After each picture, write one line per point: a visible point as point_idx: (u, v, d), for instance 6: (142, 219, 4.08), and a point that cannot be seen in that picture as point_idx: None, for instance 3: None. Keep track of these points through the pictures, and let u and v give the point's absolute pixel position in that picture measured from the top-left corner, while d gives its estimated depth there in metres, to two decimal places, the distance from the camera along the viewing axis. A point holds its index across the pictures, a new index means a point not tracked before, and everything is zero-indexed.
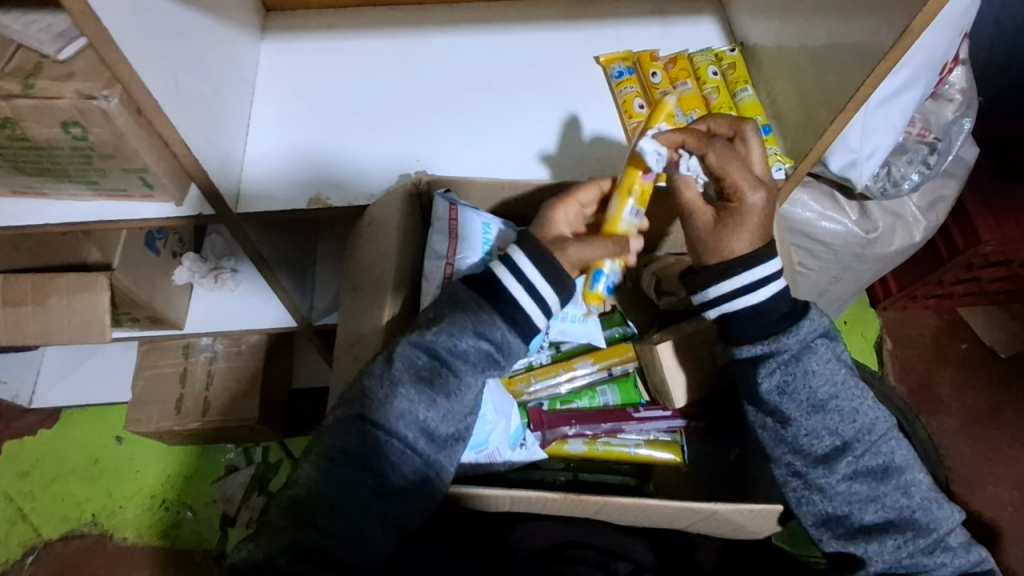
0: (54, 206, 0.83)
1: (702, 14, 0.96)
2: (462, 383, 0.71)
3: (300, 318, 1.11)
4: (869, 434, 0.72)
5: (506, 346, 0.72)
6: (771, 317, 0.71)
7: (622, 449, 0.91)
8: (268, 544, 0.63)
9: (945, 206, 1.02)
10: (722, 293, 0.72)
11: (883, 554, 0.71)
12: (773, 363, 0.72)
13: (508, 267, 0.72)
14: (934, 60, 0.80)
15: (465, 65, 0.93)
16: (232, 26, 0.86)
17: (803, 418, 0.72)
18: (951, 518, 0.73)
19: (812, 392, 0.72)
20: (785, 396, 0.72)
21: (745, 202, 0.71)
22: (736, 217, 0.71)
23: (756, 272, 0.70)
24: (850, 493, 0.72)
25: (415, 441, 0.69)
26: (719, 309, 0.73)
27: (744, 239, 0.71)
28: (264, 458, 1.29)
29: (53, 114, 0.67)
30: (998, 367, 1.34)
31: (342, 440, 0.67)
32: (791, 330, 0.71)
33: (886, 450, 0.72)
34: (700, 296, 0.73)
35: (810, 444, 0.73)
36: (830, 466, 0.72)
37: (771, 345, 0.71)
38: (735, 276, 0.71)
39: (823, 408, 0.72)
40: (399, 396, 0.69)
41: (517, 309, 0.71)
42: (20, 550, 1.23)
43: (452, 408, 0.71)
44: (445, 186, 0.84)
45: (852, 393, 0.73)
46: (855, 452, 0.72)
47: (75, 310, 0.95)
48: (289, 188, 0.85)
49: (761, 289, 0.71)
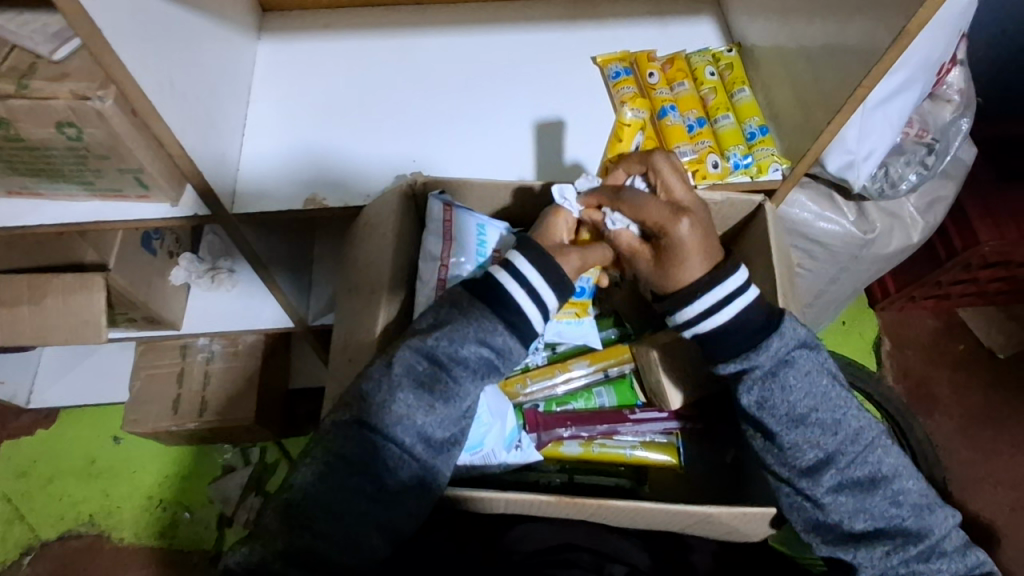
0: (49, 206, 0.83)
1: (700, 15, 0.96)
2: (462, 389, 0.71)
3: (297, 318, 1.11)
4: (854, 444, 0.72)
5: (506, 353, 0.73)
6: (752, 329, 0.72)
7: (617, 451, 0.90)
8: (264, 546, 0.63)
9: (943, 207, 1.02)
10: (691, 317, 0.73)
11: (875, 561, 0.70)
12: (748, 381, 0.72)
13: (509, 271, 0.73)
14: (931, 60, 0.79)
15: (463, 65, 0.93)
16: (229, 26, 0.85)
17: (784, 432, 0.72)
18: (945, 523, 0.72)
19: (791, 406, 0.71)
20: (765, 410, 0.72)
21: (668, 242, 0.73)
22: (667, 256, 0.74)
23: (704, 300, 0.72)
24: (838, 504, 0.71)
25: (413, 446, 0.69)
26: (694, 329, 0.74)
27: (684, 271, 0.73)
28: (261, 458, 1.29)
29: (48, 114, 0.67)
30: (996, 368, 1.33)
31: (340, 444, 0.67)
32: (763, 346, 0.71)
33: (873, 460, 0.72)
34: (673, 318, 0.75)
35: (794, 457, 0.72)
36: (815, 478, 0.71)
37: (745, 362, 0.72)
38: (688, 306, 0.73)
39: (804, 421, 0.71)
40: (399, 400, 0.68)
41: (518, 314, 0.73)
42: (17, 549, 1.23)
43: (451, 414, 0.71)
44: (439, 187, 0.83)
45: (833, 404, 0.72)
46: (840, 463, 0.71)
47: (71, 310, 0.95)
48: (285, 188, 0.84)
49: (731, 305, 0.72)
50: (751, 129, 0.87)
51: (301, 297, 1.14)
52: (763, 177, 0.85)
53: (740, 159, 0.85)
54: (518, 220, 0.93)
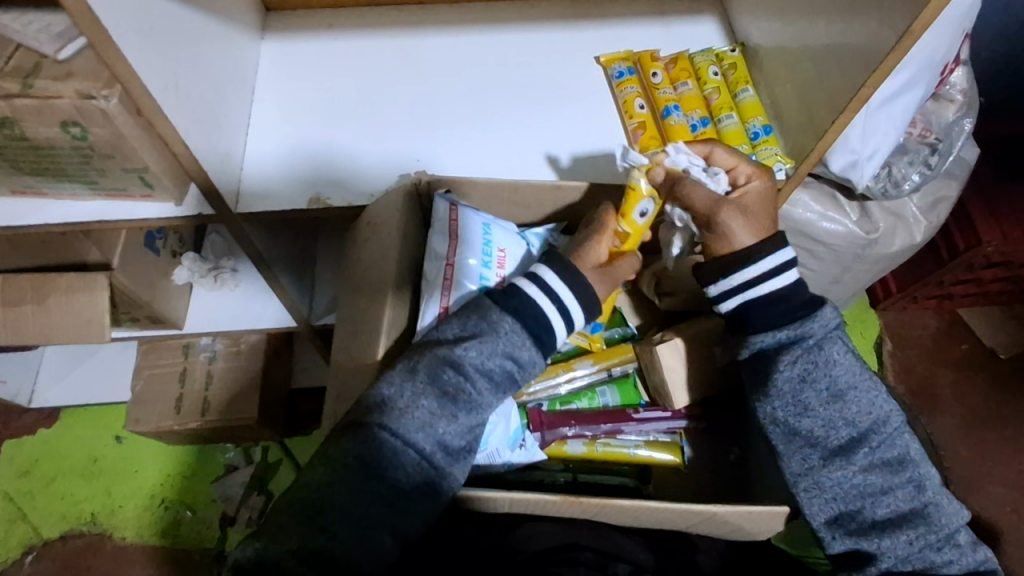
0: (53, 206, 0.83)
1: (703, 15, 0.96)
2: (483, 398, 0.72)
3: (300, 319, 1.12)
4: (884, 427, 0.73)
5: (528, 366, 0.74)
6: (793, 303, 0.73)
7: (622, 450, 0.91)
8: (276, 546, 0.62)
9: (946, 206, 1.02)
10: (748, 278, 0.72)
11: (896, 549, 0.71)
12: (796, 351, 0.73)
13: (536, 284, 0.74)
14: (935, 61, 0.79)
15: (465, 66, 0.92)
16: (232, 25, 0.85)
17: (822, 406, 0.73)
18: (960, 514, 0.73)
19: (833, 381, 0.73)
20: (806, 383, 0.73)
21: (753, 194, 0.74)
22: (745, 207, 0.73)
23: (777, 257, 0.73)
24: (866, 485, 0.72)
25: (431, 454, 0.69)
26: (741, 296, 0.74)
27: (755, 227, 0.73)
28: (263, 458, 1.29)
29: (53, 114, 0.67)
30: (998, 368, 1.34)
31: (357, 447, 0.67)
32: (814, 315, 0.73)
33: (901, 443, 0.74)
34: (720, 286, 0.74)
35: (827, 436, 0.73)
36: (848, 458, 0.72)
37: (795, 331, 0.73)
38: (757, 263, 0.72)
39: (842, 398, 0.73)
40: (422, 407, 0.69)
41: (547, 333, 0.74)
42: (19, 549, 1.23)
43: (470, 423, 0.71)
44: (445, 186, 0.84)
45: (867, 385, 0.74)
46: (872, 443, 0.73)
47: (74, 310, 0.95)
48: (289, 188, 0.84)
49: (785, 274, 0.73)
50: (755, 129, 0.87)
51: (304, 297, 1.15)
52: None
53: None
54: (521, 220, 0.93)
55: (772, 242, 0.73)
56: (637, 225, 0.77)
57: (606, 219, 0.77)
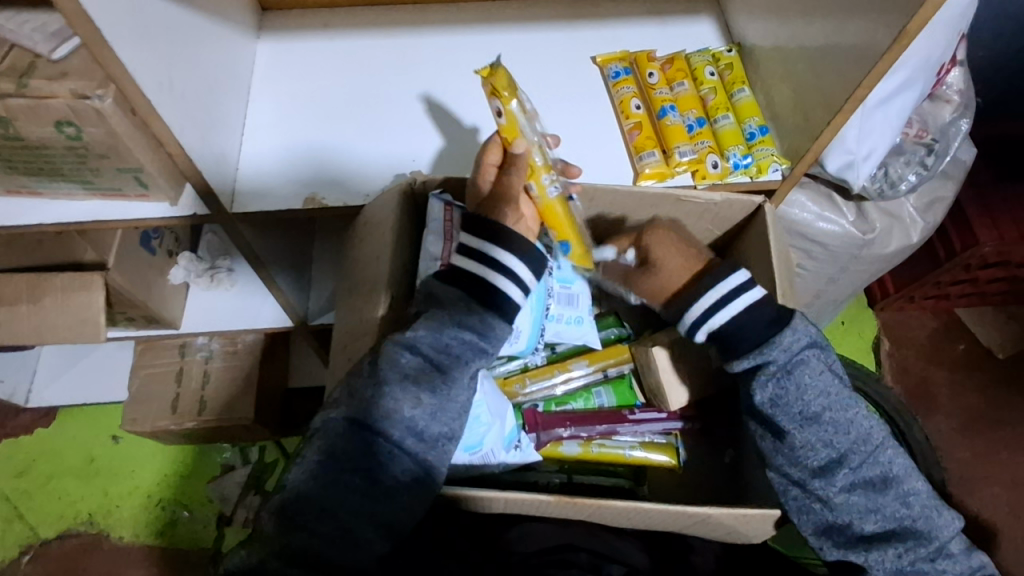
0: (47, 205, 0.82)
1: (700, 15, 0.96)
2: (448, 378, 0.71)
3: (296, 319, 1.11)
4: (865, 446, 0.72)
5: (489, 334, 0.73)
6: (758, 327, 0.72)
7: (616, 451, 0.90)
8: (262, 549, 0.65)
9: (943, 207, 1.02)
10: (704, 310, 0.74)
11: (884, 562, 0.71)
12: (763, 376, 0.72)
13: (503, 274, 0.73)
14: (931, 62, 0.79)
15: (459, 67, 0.92)
16: (227, 24, 0.85)
17: (798, 430, 0.72)
18: (950, 526, 0.73)
19: (805, 405, 0.72)
20: (778, 408, 0.72)
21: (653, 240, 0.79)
22: (654, 260, 0.78)
23: (726, 285, 0.74)
24: (849, 504, 0.71)
25: (403, 440, 0.69)
26: (707, 326, 0.74)
27: (674, 272, 0.77)
28: (259, 458, 1.29)
29: (47, 114, 0.67)
30: (994, 368, 1.34)
31: (329, 443, 0.68)
32: (774, 342, 0.72)
33: (884, 460, 0.72)
34: (686, 319, 0.75)
35: (806, 457, 0.72)
36: (828, 478, 0.71)
37: (758, 358, 0.72)
38: (709, 294, 0.74)
39: (817, 419, 0.72)
40: (385, 394, 0.69)
41: (508, 304, 0.73)
42: (15, 549, 1.23)
43: (439, 405, 0.71)
44: (439, 187, 0.84)
45: (844, 403, 0.73)
46: (853, 463, 0.71)
47: (70, 309, 0.95)
48: (285, 187, 0.85)
49: (744, 296, 0.73)
50: (751, 129, 0.87)
51: (301, 296, 1.15)
52: (762, 177, 0.86)
53: (740, 159, 0.86)
54: None
55: (717, 273, 0.75)
56: (506, 129, 0.72)
57: (485, 146, 0.74)
